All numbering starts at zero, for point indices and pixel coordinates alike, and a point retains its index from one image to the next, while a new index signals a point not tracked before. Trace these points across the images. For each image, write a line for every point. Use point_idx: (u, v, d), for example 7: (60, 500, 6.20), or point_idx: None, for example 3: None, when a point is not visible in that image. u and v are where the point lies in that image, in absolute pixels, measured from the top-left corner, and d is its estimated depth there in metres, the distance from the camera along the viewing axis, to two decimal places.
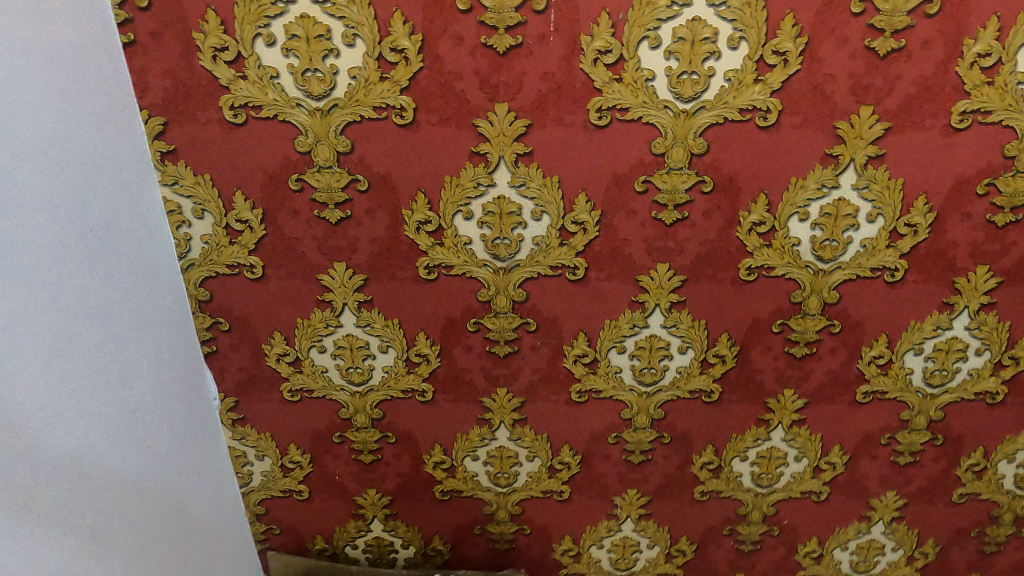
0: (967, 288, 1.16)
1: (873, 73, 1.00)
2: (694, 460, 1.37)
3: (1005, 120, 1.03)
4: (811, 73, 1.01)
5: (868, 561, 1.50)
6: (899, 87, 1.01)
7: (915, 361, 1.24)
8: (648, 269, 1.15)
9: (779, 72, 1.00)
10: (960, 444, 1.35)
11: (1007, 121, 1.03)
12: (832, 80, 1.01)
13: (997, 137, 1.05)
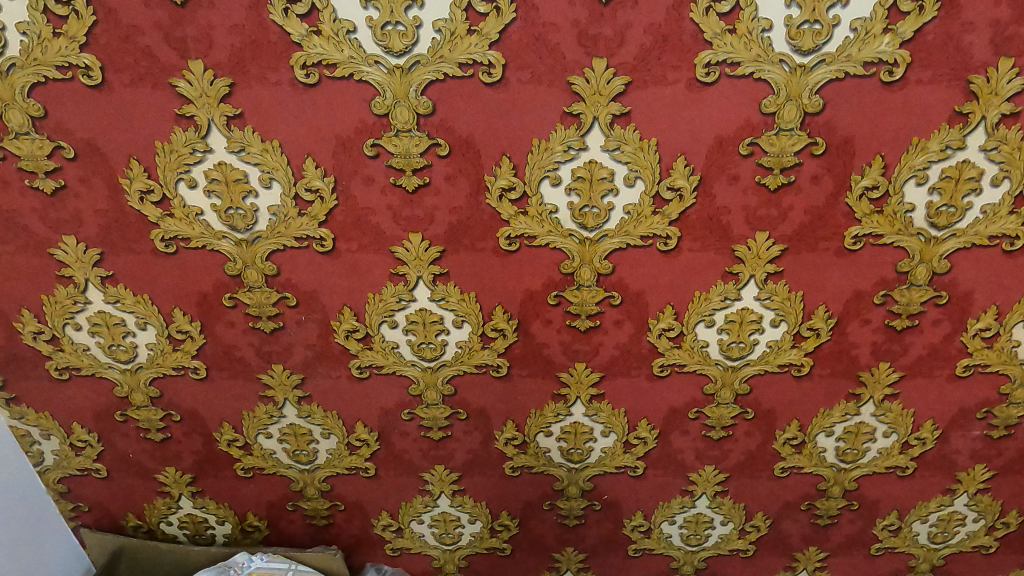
0: (749, 256, 1.09)
1: (599, 21, 0.92)
2: (497, 436, 1.31)
3: (756, 72, 0.95)
4: (529, 23, 0.91)
5: (700, 534, 1.46)
6: (631, 36, 0.93)
7: (709, 334, 1.17)
8: (400, 240, 1.07)
9: (492, 21, 0.90)
10: (773, 418, 1.28)
11: (758, 73, 0.95)
12: (555, 30, 0.92)
13: (751, 92, 0.97)
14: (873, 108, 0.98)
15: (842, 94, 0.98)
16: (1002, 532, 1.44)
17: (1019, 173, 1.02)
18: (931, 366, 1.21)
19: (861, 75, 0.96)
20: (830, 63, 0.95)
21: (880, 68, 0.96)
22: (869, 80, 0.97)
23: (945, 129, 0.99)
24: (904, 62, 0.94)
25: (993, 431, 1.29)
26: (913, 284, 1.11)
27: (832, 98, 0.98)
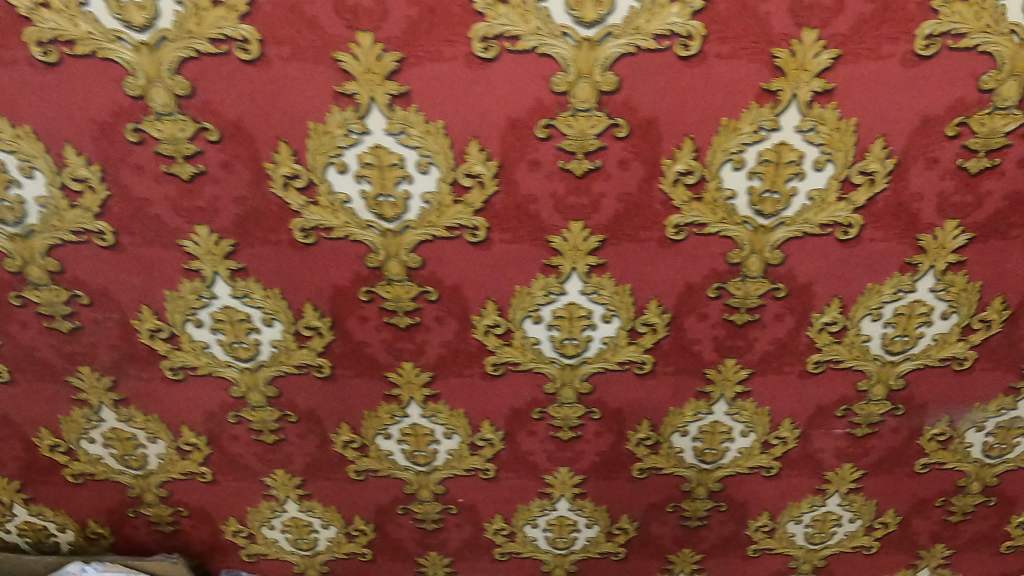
0: (567, 248, 1.00)
1: None
2: (334, 439, 1.24)
3: (538, 47, 0.85)
4: None
5: (566, 537, 1.39)
6: (393, 9, 0.84)
7: (539, 330, 1.10)
8: (186, 233, 0.99)
9: None
10: (622, 418, 1.21)
11: (541, 48, 0.85)
12: (308, 0, 0.83)
13: (537, 69, 0.87)
14: (671, 86, 0.87)
15: (638, 71, 0.86)
16: (882, 531, 1.39)
17: (843, 156, 0.91)
18: (780, 361, 1.13)
19: (654, 49, 0.84)
20: (618, 36, 0.84)
21: (674, 41, 0.84)
22: (666, 54, 0.85)
23: (754, 108, 0.87)
24: (699, 34, 0.82)
25: (856, 429, 1.22)
26: (747, 276, 1.03)
27: (628, 75, 0.87)
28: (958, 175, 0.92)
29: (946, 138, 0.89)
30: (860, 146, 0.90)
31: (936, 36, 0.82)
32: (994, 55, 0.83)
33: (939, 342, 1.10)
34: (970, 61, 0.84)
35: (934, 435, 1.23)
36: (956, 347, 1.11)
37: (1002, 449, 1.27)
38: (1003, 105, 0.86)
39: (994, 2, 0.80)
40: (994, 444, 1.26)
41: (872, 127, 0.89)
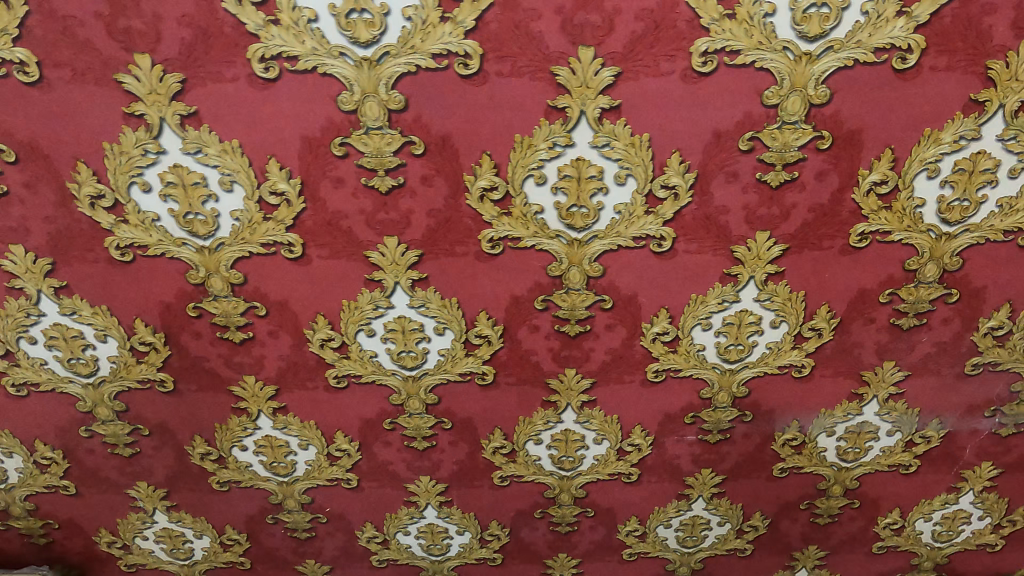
0: (386, 262, 1.00)
1: (123, 13, 0.84)
2: (190, 451, 1.23)
3: (318, 67, 0.87)
4: (47, 15, 0.84)
5: (441, 544, 1.38)
6: (166, 30, 0.85)
7: (374, 343, 1.10)
8: (3, 252, 0.99)
9: (4, 14, 0.84)
10: (473, 428, 1.21)
11: (321, 68, 0.86)
12: (78, 24, 0.85)
13: (323, 89, 0.88)
14: (461, 103, 0.90)
15: (423, 89, 0.89)
16: (753, 534, 1.38)
17: (642, 170, 0.94)
18: (620, 371, 1.14)
19: (435, 68, 0.88)
20: (397, 55, 0.86)
21: (454, 60, 0.87)
22: (447, 72, 0.88)
23: (545, 125, 0.91)
24: (476, 53, 0.86)
25: (708, 435, 1.23)
26: (571, 288, 1.04)
27: (414, 93, 0.89)
28: (760, 188, 0.97)
29: (741, 152, 0.94)
30: (658, 160, 0.94)
31: (712, 53, 0.88)
32: (772, 71, 0.89)
33: (775, 350, 1.11)
34: (750, 77, 0.89)
35: (787, 439, 1.24)
36: (792, 355, 1.12)
37: (856, 453, 1.26)
38: (790, 120, 0.91)
39: (763, 20, 0.86)
40: (848, 448, 1.26)
41: (665, 143, 0.93)
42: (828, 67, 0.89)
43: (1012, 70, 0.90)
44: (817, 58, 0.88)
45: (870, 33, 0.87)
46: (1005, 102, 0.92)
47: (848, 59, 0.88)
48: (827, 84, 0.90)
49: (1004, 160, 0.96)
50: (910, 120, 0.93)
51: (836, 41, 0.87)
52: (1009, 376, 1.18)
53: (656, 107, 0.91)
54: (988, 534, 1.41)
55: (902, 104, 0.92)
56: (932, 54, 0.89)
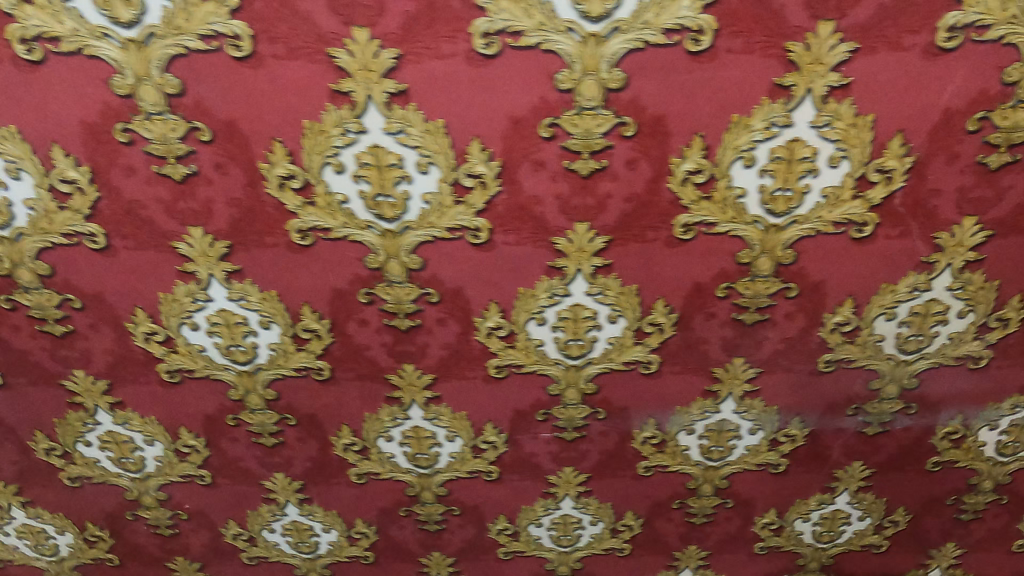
0: (196, 254, 0.97)
1: None
2: (34, 446, 1.21)
3: (82, 49, 0.83)
4: None
5: (309, 541, 1.39)
6: None
7: (200, 337, 1.07)
8: None
9: None
10: (320, 424, 1.18)
11: (86, 50, 0.83)
12: None
13: (94, 72, 0.85)
14: (242, 87, 0.86)
15: (199, 72, 0.85)
16: (630, 533, 1.35)
17: (444, 158, 0.91)
18: (460, 367, 1.11)
19: (204, 50, 0.83)
20: (163, 37, 0.82)
21: (225, 41, 0.83)
22: (220, 55, 0.84)
23: (333, 110, 0.87)
24: (245, 34, 0.82)
25: (564, 433, 1.19)
26: (393, 281, 1.01)
27: (189, 76, 0.85)
28: (571, 176, 0.93)
29: (543, 139, 0.90)
30: (461, 148, 0.90)
31: (494, 35, 0.84)
32: (561, 54, 0.85)
33: (617, 346, 1.08)
34: (538, 59, 0.86)
35: (646, 438, 1.20)
36: (636, 351, 1.09)
37: (720, 452, 1.23)
38: (588, 105, 0.88)
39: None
40: (711, 447, 1.22)
41: (464, 130, 0.89)
42: (618, 50, 0.85)
43: (813, 52, 0.86)
44: (605, 40, 0.84)
45: (656, 13, 0.83)
46: (812, 87, 0.88)
47: (639, 40, 0.85)
48: (620, 67, 0.86)
49: (822, 147, 0.92)
50: (716, 104, 0.89)
51: (621, 22, 0.83)
52: (868, 373, 1.15)
53: (446, 91, 0.87)
54: (870, 534, 1.37)
55: (705, 88, 0.88)
56: (727, 35, 0.85)
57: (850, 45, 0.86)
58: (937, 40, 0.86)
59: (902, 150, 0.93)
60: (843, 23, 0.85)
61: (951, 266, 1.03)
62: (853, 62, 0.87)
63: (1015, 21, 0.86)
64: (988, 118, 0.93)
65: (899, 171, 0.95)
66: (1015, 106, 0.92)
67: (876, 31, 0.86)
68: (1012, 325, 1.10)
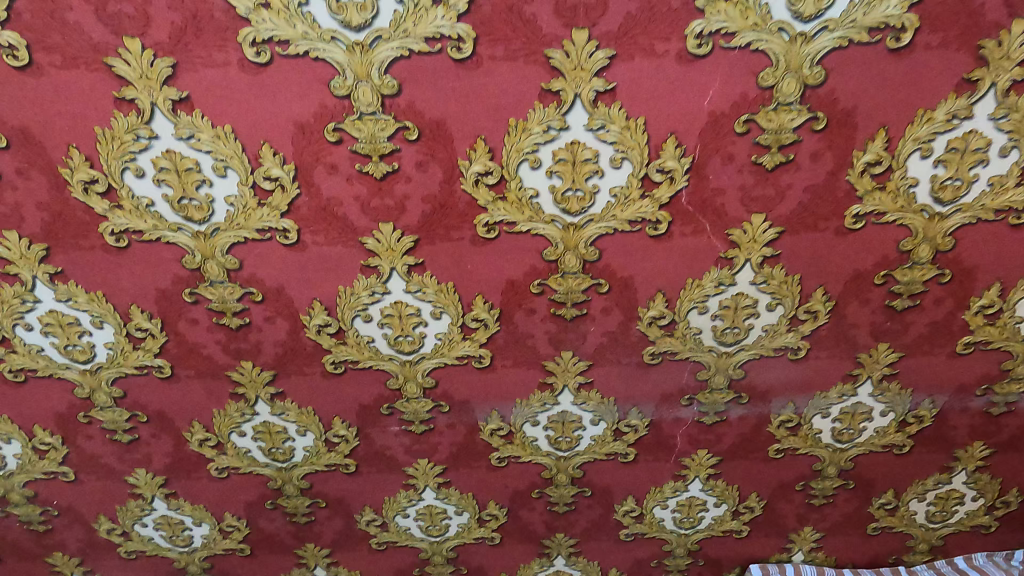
0: (16, 256, 1.24)
1: None
2: None
3: None
4: None
5: (183, 535, 1.59)
6: None
7: (35, 337, 1.33)
8: None
9: None
10: (168, 419, 1.44)
11: None
12: None
13: None
14: (30, 97, 1.12)
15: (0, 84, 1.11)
16: (496, 522, 1.59)
17: (237, 161, 1.17)
18: (298, 363, 1.38)
19: None
20: None
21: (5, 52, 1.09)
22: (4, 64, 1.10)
23: (126, 119, 1.13)
24: (19, 44, 1.08)
25: (412, 426, 1.46)
26: (216, 282, 1.28)
27: None
28: (367, 177, 1.21)
29: (332, 143, 1.17)
30: (254, 154, 1.18)
31: (264, 45, 1.10)
32: (331, 61, 1.11)
33: (445, 341, 1.36)
34: (312, 66, 1.12)
35: (494, 429, 1.46)
36: (466, 346, 1.37)
37: (568, 442, 1.48)
38: (368, 109, 1.14)
39: (299, 9, 1.07)
40: (557, 437, 1.47)
41: (254, 135, 1.16)
42: (388, 56, 1.10)
43: (573, 60, 1.11)
44: (370, 47, 1.10)
45: (414, 23, 1.08)
46: (580, 91, 1.13)
47: (404, 48, 1.10)
48: (391, 74, 1.12)
49: (602, 149, 1.18)
50: (493, 111, 1.16)
51: (382, 30, 1.09)
52: (694, 365, 1.40)
53: (234, 108, 1.14)
54: (730, 520, 1.60)
55: (475, 90, 1.14)
56: (488, 44, 1.11)
57: (606, 52, 1.11)
58: (687, 46, 1.10)
59: (677, 152, 1.18)
60: (596, 31, 1.09)
61: (750, 262, 1.28)
62: (612, 68, 1.13)
63: (757, 28, 1.08)
64: (751, 120, 1.16)
65: (679, 171, 1.20)
66: (777, 108, 1.15)
67: (627, 38, 1.10)
68: (823, 316, 1.33)
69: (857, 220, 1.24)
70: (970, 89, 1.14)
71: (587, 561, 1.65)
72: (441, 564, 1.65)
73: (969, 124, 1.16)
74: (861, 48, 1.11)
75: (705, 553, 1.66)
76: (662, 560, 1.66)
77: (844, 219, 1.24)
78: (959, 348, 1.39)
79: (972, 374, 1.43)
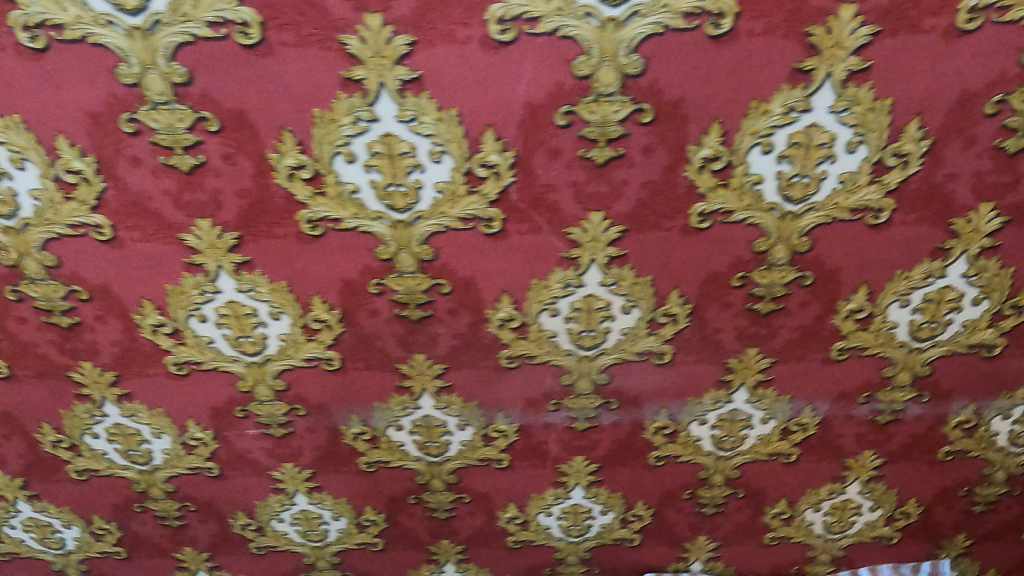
0: None
1: None
2: None
3: None
4: None
5: (54, 538, 1.34)
6: None
7: None
8: None
9: None
10: (17, 421, 1.17)
11: None
12: None
13: None
14: None
15: None
16: (378, 528, 1.34)
17: (36, 153, 0.88)
18: (137, 364, 1.09)
19: None
20: None
21: None
22: None
23: None
24: None
25: (270, 429, 1.18)
26: (35, 278, 0.98)
27: None
28: (173, 172, 0.90)
29: (128, 134, 0.87)
30: (47, 143, 0.87)
31: (38, 28, 0.81)
32: (113, 48, 0.81)
33: (290, 342, 1.06)
34: (93, 53, 0.82)
35: (357, 434, 1.19)
36: (312, 348, 1.07)
37: (438, 448, 1.21)
38: (160, 100, 0.84)
39: None
40: (425, 442, 1.20)
41: (40, 123, 0.86)
42: (170, 43, 0.81)
43: (370, 44, 0.80)
44: (151, 33, 0.80)
45: (193, 4, 0.79)
46: (384, 80, 0.82)
47: (185, 33, 0.80)
48: (180, 61, 0.82)
49: (415, 143, 0.87)
50: (292, 100, 0.84)
51: (161, 14, 0.79)
52: (555, 370, 1.10)
53: (13, 87, 0.84)
54: (619, 528, 1.35)
55: (269, 82, 0.83)
56: (275, 28, 0.80)
57: (406, 36, 0.80)
58: (490, 32, 0.77)
59: (498, 145, 0.87)
60: (390, 15, 0.78)
61: (597, 263, 0.97)
62: (415, 55, 0.81)
63: (563, 11, 0.77)
64: (574, 112, 0.85)
65: (505, 166, 0.88)
66: (598, 99, 0.84)
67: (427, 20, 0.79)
68: (684, 319, 1.03)
69: (705, 220, 0.94)
70: (860, 85, 0.84)
71: (478, 567, 1.40)
72: (327, 571, 1.40)
73: (856, 133, 0.87)
74: (678, 35, 0.80)
75: (600, 562, 1.41)
76: (556, 567, 1.41)
77: (732, 272, 0.99)
78: (860, 397, 1.15)
79: (903, 430, 1.21)
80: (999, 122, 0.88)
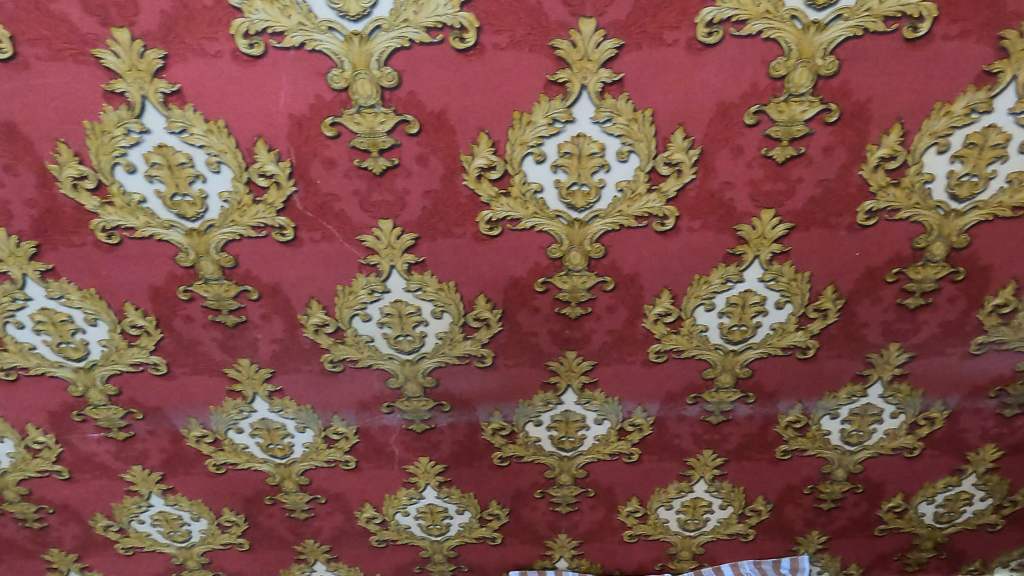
0: None
1: None
2: None
3: None
4: None
5: None
6: None
7: None
8: None
9: None
10: None
11: None
12: None
13: None
14: None
15: None
16: (240, 528, 1.36)
17: None
18: None
19: None
20: None
21: None
22: None
23: None
24: None
25: (111, 433, 1.19)
26: None
27: None
28: None
29: None
30: None
31: None
32: None
33: (113, 348, 1.07)
34: None
35: (199, 437, 1.20)
36: (135, 353, 1.07)
37: (282, 450, 1.22)
38: None
39: None
40: (268, 444, 1.21)
41: None
42: None
43: (125, 59, 0.81)
44: None
45: None
46: (146, 93, 0.83)
47: None
48: None
49: (190, 153, 0.87)
50: (62, 113, 0.85)
51: None
52: (381, 373, 1.11)
53: None
54: (478, 527, 1.37)
55: (35, 96, 0.84)
56: (28, 43, 0.81)
57: (158, 51, 0.81)
58: (238, 47, 0.80)
59: (272, 155, 0.86)
60: (137, 30, 0.80)
61: (397, 268, 0.97)
62: (171, 68, 0.82)
63: (304, 26, 0.79)
64: (340, 123, 0.84)
65: (283, 176, 0.88)
66: (361, 111, 0.83)
67: (174, 35, 0.80)
68: (496, 323, 1.04)
69: (495, 227, 0.94)
70: (617, 96, 0.83)
71: (348, 567, 1.42)
72: (198, 571, 1.42)
73: (624, 143, 0.87)
74: (427, 50, 0.81)
75: (468, 561, 1.43)
76: (424, 566, 1.43)
77: (533, 277, 0.99)
78: (688, 399, 1.16)
79: (737, 430, 1.21)
80: (762, 132, 0.86)
